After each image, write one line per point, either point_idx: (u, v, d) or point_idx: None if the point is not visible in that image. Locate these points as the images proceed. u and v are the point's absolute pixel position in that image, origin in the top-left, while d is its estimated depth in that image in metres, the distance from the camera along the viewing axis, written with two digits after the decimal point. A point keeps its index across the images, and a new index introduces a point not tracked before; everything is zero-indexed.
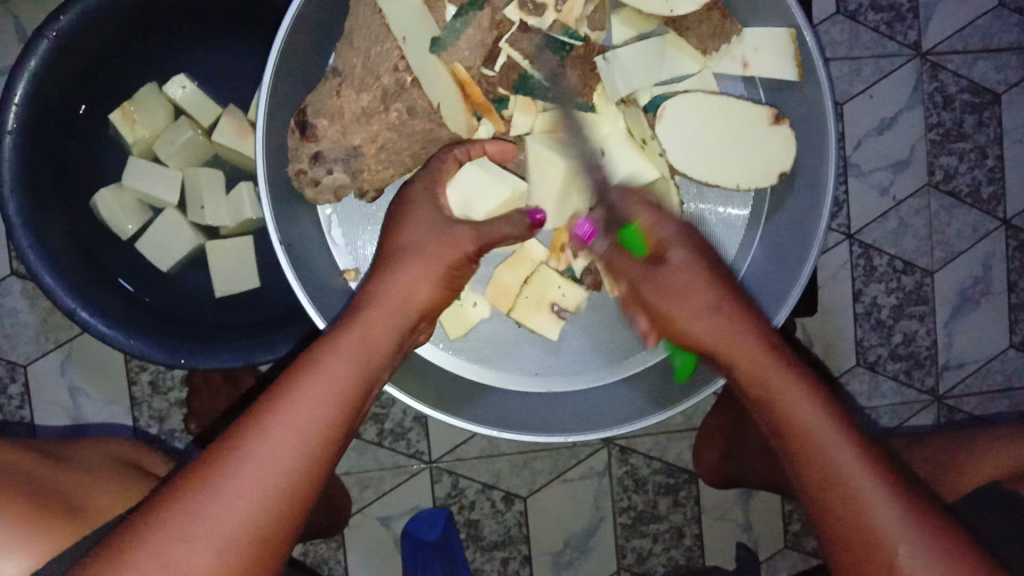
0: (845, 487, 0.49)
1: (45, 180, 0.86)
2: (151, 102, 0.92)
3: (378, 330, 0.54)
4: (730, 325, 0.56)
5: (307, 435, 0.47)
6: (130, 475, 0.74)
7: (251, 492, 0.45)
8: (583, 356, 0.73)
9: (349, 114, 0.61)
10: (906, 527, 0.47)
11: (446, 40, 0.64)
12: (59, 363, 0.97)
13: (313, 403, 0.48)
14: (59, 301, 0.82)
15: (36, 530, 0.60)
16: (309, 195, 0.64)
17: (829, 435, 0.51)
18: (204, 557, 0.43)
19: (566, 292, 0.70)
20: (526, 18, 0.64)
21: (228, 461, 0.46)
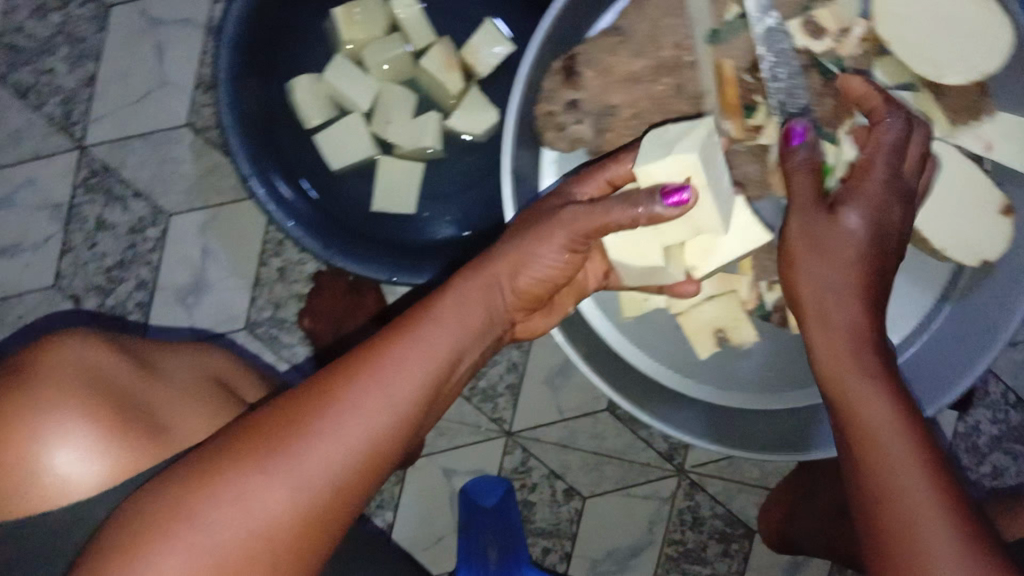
0: (898, 504, 0.43)
1: (260, 46, 0.88)
2: (374, 9, 0.93)
3: (464, 320, 0.57)
4: (846, 301, 0.51)
5: (393, 397, 0.51)
6: (198, 402, 0.65)
7: (332, 442, 0.48)
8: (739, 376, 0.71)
9: (619, 74, 0.62)
10: (953, 567, 0.41)
11: (724, 35, 0.65)
12: (201, 222, 0.98)
13: (395, 383, 0.51)
14: (239, 164, 0.84)
15: (123, 443, 0.58)
16: (546, 138, 0.65)
17: (895, 435, 0.45)
18: (282, 494, 0.47)
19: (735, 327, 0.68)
20: (806, 38, 0.65)
21: (322, 412, 0.49)
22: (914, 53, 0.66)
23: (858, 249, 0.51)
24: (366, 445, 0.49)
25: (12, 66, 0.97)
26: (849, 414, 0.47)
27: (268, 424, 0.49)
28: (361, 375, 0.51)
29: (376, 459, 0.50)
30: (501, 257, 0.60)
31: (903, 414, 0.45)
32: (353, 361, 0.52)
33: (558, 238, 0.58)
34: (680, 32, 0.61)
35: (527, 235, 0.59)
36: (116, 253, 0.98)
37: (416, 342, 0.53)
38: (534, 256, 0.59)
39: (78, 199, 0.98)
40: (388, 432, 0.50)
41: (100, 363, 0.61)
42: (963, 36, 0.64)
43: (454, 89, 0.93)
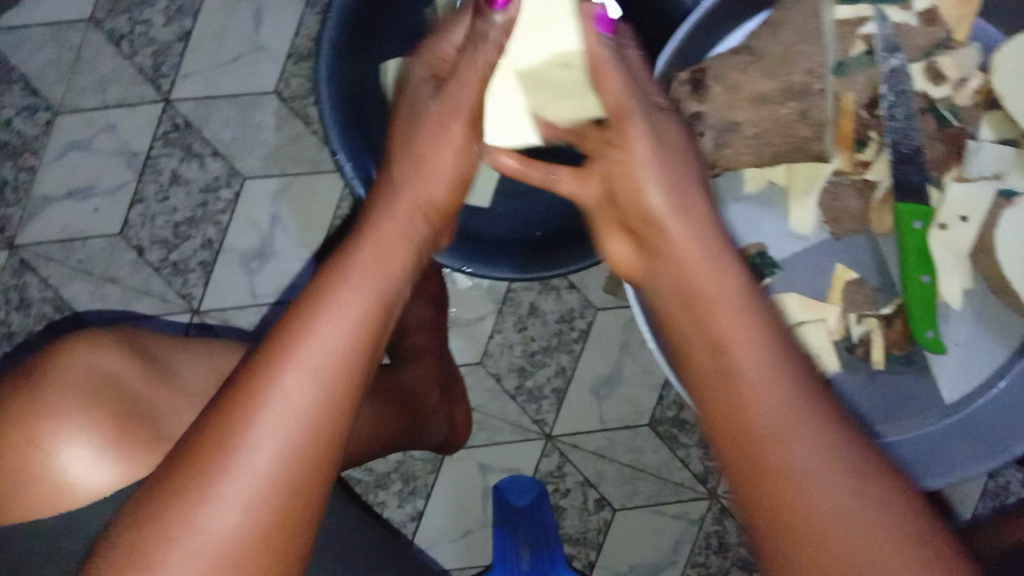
0: (752, 425, 0.41)
1: (361, 23, 0.88)
2: None
3: (392, 253, 0.53)
4: (696, 226, 0.51)
5: (329, 356, 0.47)
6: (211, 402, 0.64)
7: (287, 417, 0.45)
8: None
9: (746, 92, 0.63)
10: (811, 431, 0.40)
11: (850, 69, 0.67)
12: (275, 189, 0.98)
13: (345, 312, 0.48)
14: (328, 139, 0.84)
15: (121, 443, 0.58)
16: None
17: (744, 350, 0.43)
18: (242, 490, 0.43)
19: (822, 355, 0.71)
20: (925, 82, 0.67)
21: (270, 389, 0.45)
22: None
23: (671, 152, 0.55)
24: (308, 410, 0.45)
25: (109, 11, 0.98)
26: (705, 327, 0.46)
27: (212, 422, 0.45)
28: (291, 340, 0.47)
29: (328, 427, 0.46)
30: (408, 192, 0.58)
31: (764, 335, 0.44)
32: (285, 326, 0.48)
33: (456, 136, 0.60)
34: (812, 59, 0.62)
35: (430, 138, 0.59)
36: (187, 208, 0.98)
37: (354, 271, 0.51)
38: (445, 163, 0.60)
39: (156, 151, 0.98)
40: (330, 396, 0.46)
41: (108, 366, 0.62)
42: None
43: None
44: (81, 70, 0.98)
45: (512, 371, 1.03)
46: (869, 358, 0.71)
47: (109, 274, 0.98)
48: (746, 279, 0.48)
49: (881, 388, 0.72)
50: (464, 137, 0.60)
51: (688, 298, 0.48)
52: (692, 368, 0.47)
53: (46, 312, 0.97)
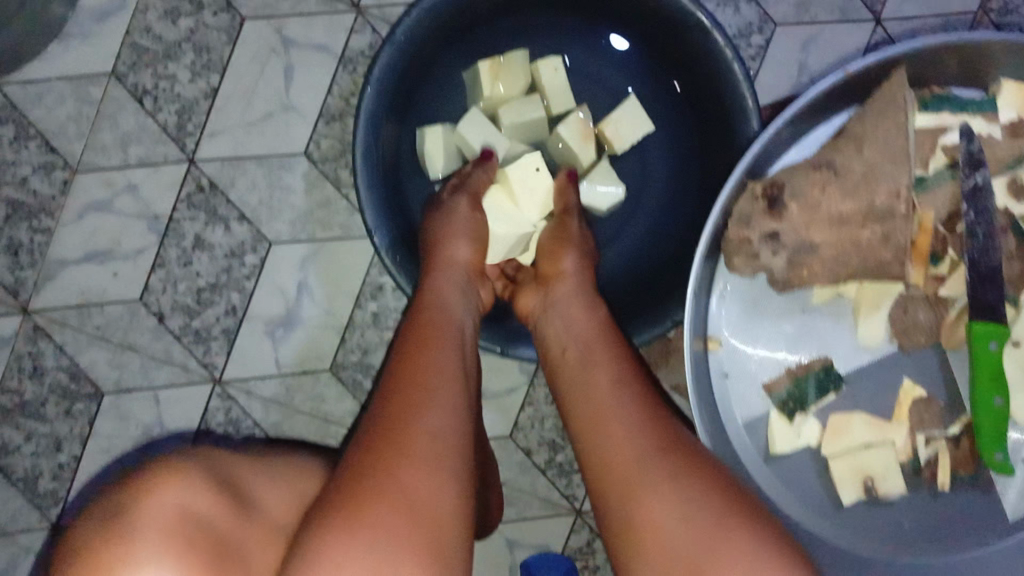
0: (620, 459, 0.55)
1: (401, 92, 0.85)
2: (518, 67, 0.89)
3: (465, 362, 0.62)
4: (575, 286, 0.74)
5: (455, 397, 0.56)
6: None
7: (422, 462, 0.49)
8: (877, 527, 0.68)
9: (824, 212, 0.59)
10: (658, 476, 0.52)
11: (931, 183, 0.63)
12: (302, 255, 0.94)
13: (443, 404, 0.54)
14: (365, 215, 0.80)
15: None
16: (733, 263, 0.63)
17: (613, 403, 0.59)
18: (395, 527, 0.46)
19: (890, 476, 0.66)
20: (1009, 200, 0.63)
21: (406, 442, 0.50)
22: None
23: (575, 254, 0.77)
24: (452, 445, 0.52)
25: (132, 66, 0.94)
26: (586, 407, 0.61)
27: (343, 488, 0.48)
28: (421, 398, 0.54)
29: (462, 458, 0.52)
30: (445, 258, 0.73)
31: (635, 394, 0.60)
32: (399, 392, 0.54)
33: (465, 229, 0.75)
34: (895, 180, 0.58)
35: (446, 221, 0.76)
36: (210, 274, 0.94)
37: (435, 350, 0.60)
38: (459, 226, 0.75)
39: (179, 214, 0.94)
40: (461, 429, 0.54)
41: (197, 508, 0.53)
42: None
43: (586, 160, 0.88)
44: (100, 126, 0.94)
45: (543, 445, 1.00)
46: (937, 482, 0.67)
47: (129, 340, 0.95)
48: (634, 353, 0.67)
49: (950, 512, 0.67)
50: (463, 223, 0.75)
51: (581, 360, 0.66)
52: (584, 441, 0.59)
53: (60, 380, 0.95)
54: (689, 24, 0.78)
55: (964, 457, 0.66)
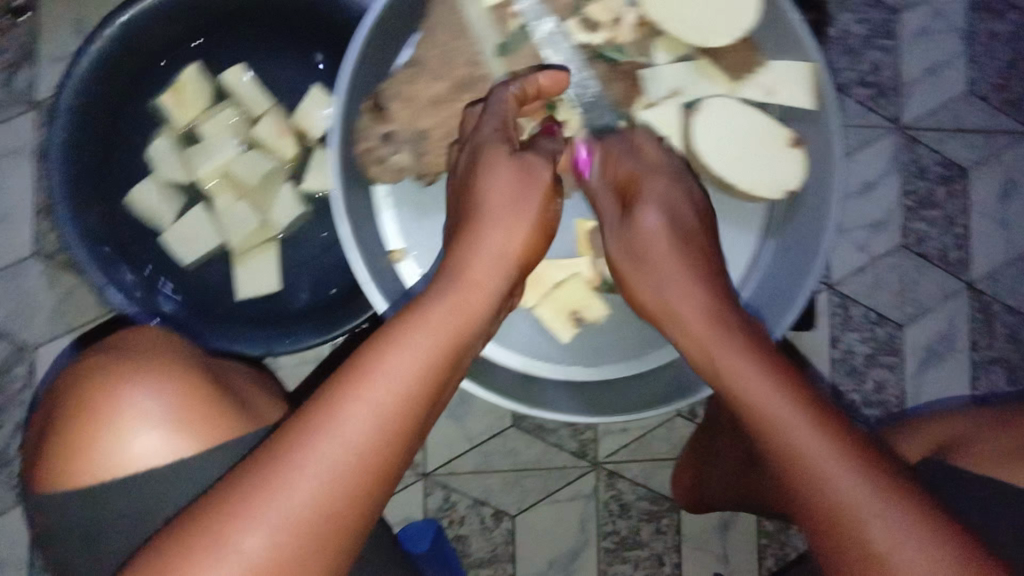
0: (771, 432, 0.51)
1: (92, 162, 0.90)
2: (198, 84, 0.93)
3: (424, 360, 0.54)
4: (681, 249, 0.62)
5: (399, 399, 0.52)
6: (271, 403, 0.73)
7: (318, 467, 0.50)
8: (599, 351, 0.77)
9: (422, 99, 0.66)
10: (826, 446, 0.49)
11: (513, 46, 0.69)
12: (67, 347, 0.97)
13: (348, 427, 0.51)
14: (93, 277, 0.85)
15: (195, 413, 0.64)
16: (373, 172, 0.68)
17: (764, 384, 0.52)
18: (264, 538, 0.48)
19: (590, 304, 0.74)
20: (583, 33, 0.71)
21: (309, 447, 0.50)
22: (682, 21, 0.72)
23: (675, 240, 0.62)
24: (361, 448, 0.51)
25: None
26: (730, 388, 0.54)
27: (253, 475, 0.50)
28: (339, 396, 0.52)
29: (379, 462, 0.51)
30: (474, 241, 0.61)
31: (769, 369, 0.53)
32: (339, 381, 0.53)
33: (526, 189, 0.63)
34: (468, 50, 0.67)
35: (506, 206, 0.62)
36: None
37: (401, 344, 0.54)
38: (522, 205, 0.62)
39: None
40: (382, 435, 0.51)
41: (180, 346, 0.72)
42: (719, 4, 0.72)
43: (290, 154, 0.94)
44: None
45: None
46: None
47: None
48: (736, 320, 0.57)
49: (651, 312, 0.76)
50: (534, 164, 0.64)
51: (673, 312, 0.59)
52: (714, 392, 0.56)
53: None
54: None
55: None
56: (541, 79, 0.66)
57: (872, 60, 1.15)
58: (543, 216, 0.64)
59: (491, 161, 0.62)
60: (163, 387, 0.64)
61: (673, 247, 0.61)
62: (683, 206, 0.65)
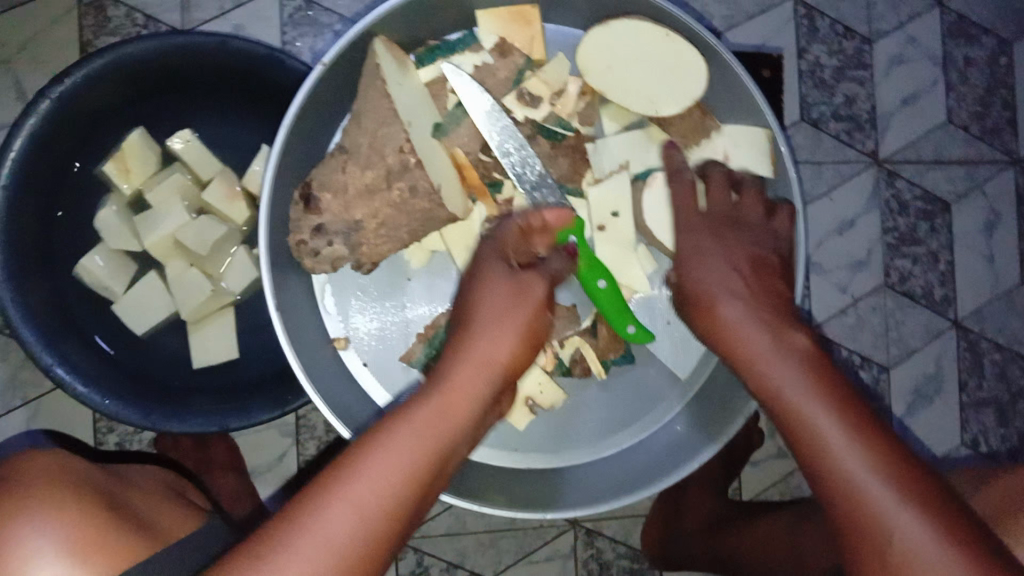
0: (860, 497, 0.48)
1: (32, 240, 0.86)
2: (144, 150, 0.91)
3: (432, 439, 0.52)
4: (752, 315, 0.59)
5: (385, 494, 0.48)
6: (183, 518, 0.73)
7: (301, 564, 0.44)
8: (553, 436, 0.76)
9: (353, 189, 0.63)
10: (906, 513, 0.46)
11: (448, 126, 0.68)
12: (23, 420, 0.95)
13: (359, 488, 0.47)
14: (37, 357, 0.81)
15: (96, 541, 0.63)
16: (308, 264, 0.66)
17: (842, 443, 0.50)
18: None
19: (543, 390, 0.72)
20: (524, 108, 0.69)
21: (289, 541, 0.45)
22: (628, 90, 0.69)
23: (758, 310, 0.60)
24: (350, 545, 0.46)
25: None
26: (803, 433, 0.52)
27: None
28: (328, 488, 0.48)
29: (364, 560, 0.46)
30: (469, 353, 0.58)
31: (850, 426, 0.51)
32: (331, 476, 0.48)
33: (516, 309, 0.60)
34: (397, 137, 0.62)
35: (498, 314, 0.60)
36: None
37: (393, 440, 0.50)
38: (512, 315, 0.60)
39: None
40: (370, 529, 0.47)
41: (89, 471, 0.72)
42: (664, 72, 0.68)
43: (242, 219, 0.91)
44: None
45: None
46: (592, 372, 0.74)
47: None
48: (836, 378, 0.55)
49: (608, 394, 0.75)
50: (534, 281, 0.63)
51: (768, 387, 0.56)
52: (807, 469, 0.52)
53: None
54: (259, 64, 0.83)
55: (592, 347, 0.72)
56: (548, 217, 0.64)
57: (845, 92, 1.10)
58: (534, 333, 0.62)
59: (503, 290, 0.61)
60: (57, 525, 0.62)
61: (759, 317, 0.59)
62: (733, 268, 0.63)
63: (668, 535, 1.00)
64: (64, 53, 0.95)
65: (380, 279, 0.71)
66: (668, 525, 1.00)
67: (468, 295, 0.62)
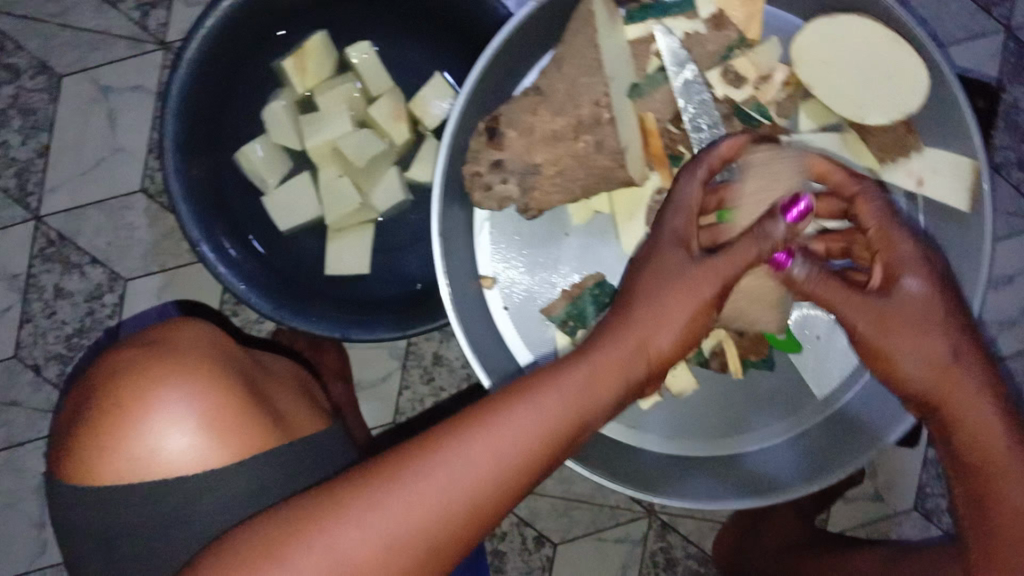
0: (1006, 543, 0.57)
1: (205, 118, 0.89)
2: (325, 52, 0.92)
3: (576, 408, 0.53)
4: (940, 376, 0.56)
5: (514, 450, 0.52)
6: (314, 418, 0.73)
7: (430, 496, 0.51)
8: (674, 421, 0.75)
9: (540, 132, 0.63)
10: None
11: (644, 89, 0.66)
12: (158, 286, 0.98)
13: (507, 438, 0.52)
14: (186, 229, 0.84)
15: (234, 424, 0.65)
16: (476, 199, 0.66)
17: (1021, 499, 0.56)
18: (371, 543, 0.50)
19: (676, 374, 0.71)
20: (724, 87, 0.66)
21: (426, 465, 0.51)
22: (839, 91, 0.66)
23: (938, 326, 0.56)
24: (469, 490, 0.51)
25: None
26: (992, 485, 0.57)
27: (363, 482, 0.52)
28: (463, 432, 0.52)
29: (488, 506, 0.52)
30: (623, 331, 0.56)
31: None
32: (482, 411, 0.53)
33: (696, 293, 0.55)
34: (596, 89, 0.62)
35: (670, 296, 0.55)
36: (74, 321, 0.98)
37: (538, 400, 0.53)
38: (675, 315, 0.55)
39: (36, 269, 0.99)
40: (486, 486, 0.51)
41: (233, 346, 0.73)
42: (879, 80, 0.65)
43: (402, 139, 0.92)
44: None
45: None
46: (728, 369, 0.72)
47: (11, 398, 0.99)
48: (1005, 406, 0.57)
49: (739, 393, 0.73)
50: (712, 267, 0.56)
51: (947, 411, 0.57)
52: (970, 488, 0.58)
53: None
54: None
55: (737, 344, 0.70)
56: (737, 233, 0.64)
57: None
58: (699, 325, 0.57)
59: (663, 280, 0.55)
60: (199, 394, 0.65)
61: (944, 371, 0.56)
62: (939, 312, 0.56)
63: (741, 543, 0.99)
64: None
65: (538, 228, 0.70)
66: (744, 532, 1.00)
67: (647, 260, 0.58)
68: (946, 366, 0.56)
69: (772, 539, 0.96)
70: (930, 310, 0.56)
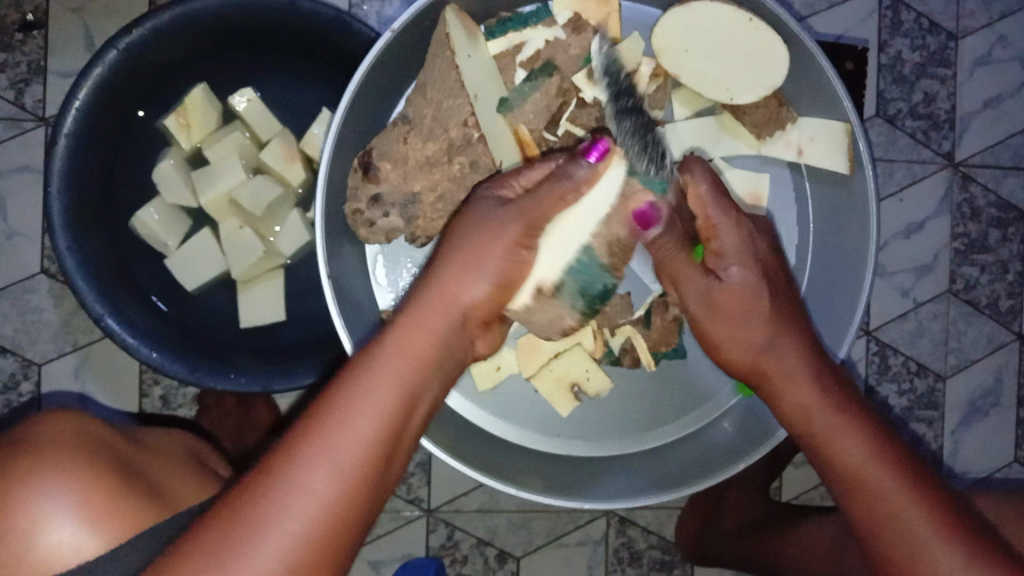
0: (865, 492, 0.55)
1: (91, 191, 0.87)
2: (205, 104, 0.90)
3: (402, 379, 0.54)
4: (767, 353, 0.60)
5: (363, 438, 0.51)
6: (199, 486, 0.73)
7: (291, 513, 0.48)
8: (598, 426, 0.75)
9: (413, 161, 0.64)
10: (900, 509, 0.53)
11: (514, 102, 0.66)
12: (73, 365, 0.96)
13: (349, 432, 0.51)
14: (88, 306, 0.81)
15: (110, 511, 0.63)
16: (362, 234, 0.68)
17: (854, 445, 0.56)
18: None
19: (591, 376, 0.72)
20: (593, 87, 0.67)
21: (280, 484, 0.49)
22: (706, 76, 0.67)
23: (755, 301, 0.61)
24: (335, 491, 0.49)
25: None
26: (830, 453, 0.57)
27: (214, 518, 0.49)
28: (308, 436, 0.51)
29: (350, 511, 0.50)
30: (434, 291, 0.58)
31: (871, 444, 0.56)
32: (314, 413, 0.52)
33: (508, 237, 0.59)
34: (460, 113, 0.63)
35: (471, 244, 0.58)
36: None
37: (368, 383, 0.53)
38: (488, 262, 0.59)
39: None
40: (344, 488, 0.50)
41: (102, 430, 0.71)
42: (744, 55, 0.66)
43: (298, 180, 0.91)
44: None
45: None
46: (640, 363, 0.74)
47: None
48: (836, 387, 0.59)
49: (654, 385, 0.75)
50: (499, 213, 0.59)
51: (759, 368, 0.61)
52: (820, 467, 0.58)
53: None
54: (329, 24, 0.82)
55: (646, 337, 0.72)
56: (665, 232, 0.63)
57: (925, 89, 1.04)
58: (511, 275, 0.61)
59: (477, 224, 0.59)
60: (71, 484, 0.63)
61: (787, 350, 0.60)
62: (755, 296, 0.61)
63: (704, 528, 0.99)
64: (135, 4, 0.96)
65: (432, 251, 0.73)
66: (705, 517, 0.99)
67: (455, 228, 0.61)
68: (756, 352, 0.61)
69: (733, 520, 0.96)
70: (744, 282, 0.61)
